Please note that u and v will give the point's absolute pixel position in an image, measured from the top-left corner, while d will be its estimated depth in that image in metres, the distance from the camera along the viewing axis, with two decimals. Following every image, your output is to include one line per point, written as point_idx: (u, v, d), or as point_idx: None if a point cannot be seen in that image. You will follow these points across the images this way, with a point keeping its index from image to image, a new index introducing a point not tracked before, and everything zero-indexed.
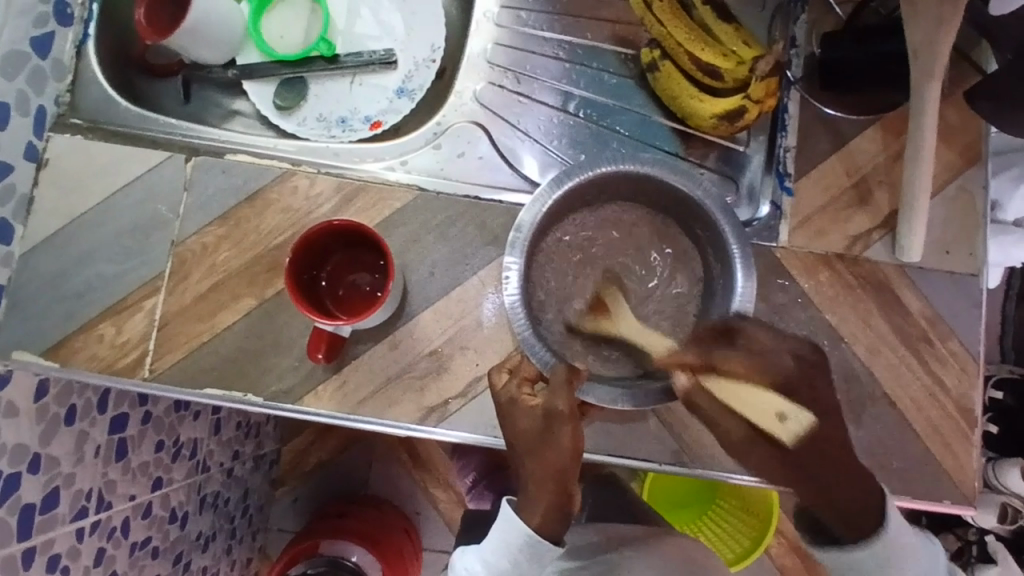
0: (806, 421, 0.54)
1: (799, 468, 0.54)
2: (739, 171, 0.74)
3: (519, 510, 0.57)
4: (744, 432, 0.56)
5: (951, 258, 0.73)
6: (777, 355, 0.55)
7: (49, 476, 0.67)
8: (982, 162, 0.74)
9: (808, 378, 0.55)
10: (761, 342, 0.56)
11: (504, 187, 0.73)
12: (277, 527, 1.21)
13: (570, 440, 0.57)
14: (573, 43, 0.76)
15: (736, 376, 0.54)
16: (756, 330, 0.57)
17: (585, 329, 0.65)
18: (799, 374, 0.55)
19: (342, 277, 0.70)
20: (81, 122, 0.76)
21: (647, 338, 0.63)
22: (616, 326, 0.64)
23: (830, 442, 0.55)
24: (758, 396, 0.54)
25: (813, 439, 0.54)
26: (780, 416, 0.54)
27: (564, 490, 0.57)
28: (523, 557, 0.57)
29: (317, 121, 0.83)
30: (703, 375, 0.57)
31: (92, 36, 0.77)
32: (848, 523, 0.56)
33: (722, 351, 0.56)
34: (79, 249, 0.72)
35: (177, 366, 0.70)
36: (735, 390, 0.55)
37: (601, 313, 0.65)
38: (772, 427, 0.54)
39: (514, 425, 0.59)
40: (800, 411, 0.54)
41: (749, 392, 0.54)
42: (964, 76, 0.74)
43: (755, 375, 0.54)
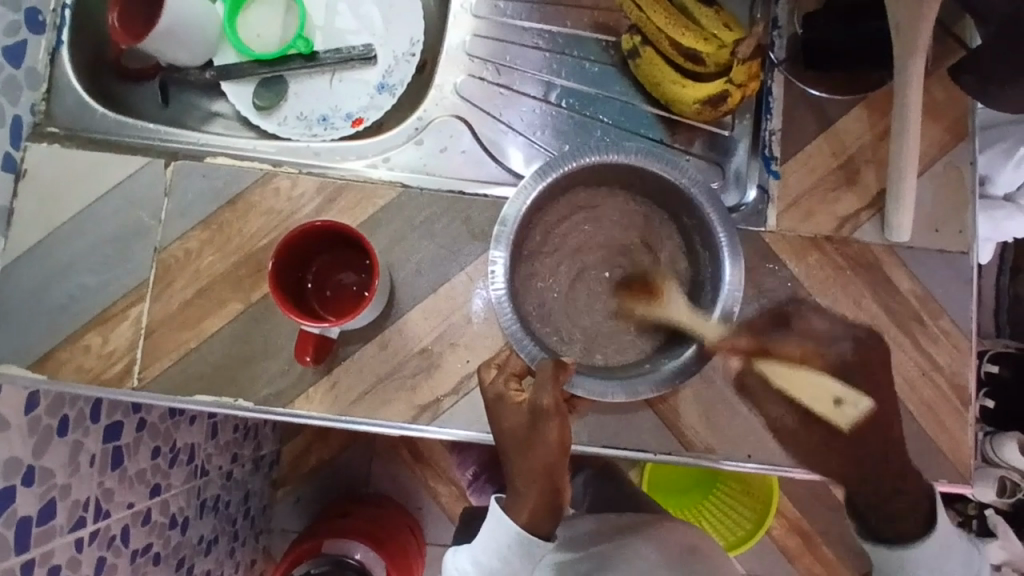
0: (865, 408, 0.66)
1: (853, 449, 0.66)
2: (725, 155, 0.73)
3: (509, 508, 0.58)
4: (795, 420, 0.68)
5: (941, 235, 0.72)
6: (832, 340, 0.69)
7: (44, 488, 0.67)
8: (969, 138, 0.73)
9: (865, 359, 0.68)
10: (813, 328, 0.69)
11: (489, 180, 0.73)
12: (279, 529, 1.21)
13: (557, 436, 0.56)
14: (554, 32, 0.75)
15: (792, 364, 0.68)
16: (813, 317, 0.70)
17: (633, 311, 0.65)
18: (857, 360, 0.68)
19: (329, 277, 0.70)
20: (58, 130, 0.75)
21: (696, 320, 0.64)
22: (666, 308, 0.65)
23: (886, 430, 0.67)
24: (814, 386, 0.68)
25: (875, 421, 0.66)
26: (837, 402, 0.67)
27: (554, 485, 0.57)
28: (514, 554, 0.58)
29: (298, 120, 0.82)
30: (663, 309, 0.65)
31: (65, 43, 0.76)
32: (892, 524, 0.65)
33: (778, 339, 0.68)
34: (61, 259, 0.71)
35: (166, 373, 0.69)
36: (788, 380, 0.68)
37: (653, 297, 0.65)
38: (829, 412, 0.67)
39: (501, 423, 0.59)
40: (858, 400, 0.67)
41: (798, 376, 0.68)
42: (949, 51, 0.74)
43: (812, 364, 0.68)
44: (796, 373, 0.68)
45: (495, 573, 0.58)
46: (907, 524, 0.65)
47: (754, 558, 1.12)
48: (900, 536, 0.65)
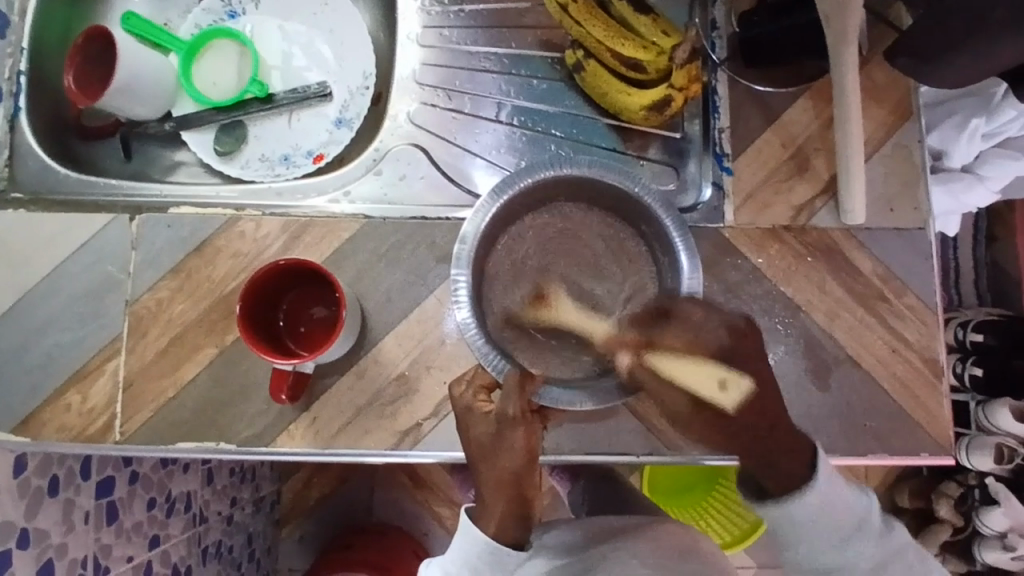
0: (746, 386, 0.54)
1: (744, 433, 0.54)
2: (679, 158, 0.75)
3: (476, 519, 0.59)
4: (687, 404, 0.53)
5: (896, 214, 0.74)
6: (710, 329, 0.55)
7: (40, 549, 0.67)
8: (914, 117, 0.75)
9: (742, 347, 0.55)
10: (691, 318, 0.55)
11: (451, 203, 0.74)
12: (287, 567, 1.20)
13: (524, 443, 0.58)
14: (500, 53, 0.77)
15: (693, 352, 0.53)
16: (690, 304, 0.57)
17: (526, 321, 0.64)
18: (734, 344, 0.54)
19: (298, 313, 0.70)
20: (23, 195, 0.76)
21: (586, 323, 0.61)
22: (557, 315, 0.62)
23: (774, 404, 0.55)
24: (695, 368, 0.52)
25: (753, 406, 0.54)
26: (724, 383, 0.53)
27: (520, 496, 0.58)
28: (485, 564, 0.59)
29: (260, 162, 0.84)
30: (647, 352, 0.55)
31: (23, 108, 0.78)
32: (776, 474, 0.57)
33: (660, 331, 0.55)
34: (35, 321, 0.72)
35: (148, 425, 0.70)
36: (681, 365, 0.53)
37: (543, 304, 0.63)
38: (716, 397, 0.53)
39: (469, 433, 0.60)
40: (739, 377, 0.53)
41: (693, 365, 0.53)
42: (884, 35, 0.76)
43: (700, 351, 0.53)
44: (694, 366, 0.53)
45: None
46: (787, 468, 0.56)
47: (762, 549, 1.12)
48: (777, 485, 0.57)
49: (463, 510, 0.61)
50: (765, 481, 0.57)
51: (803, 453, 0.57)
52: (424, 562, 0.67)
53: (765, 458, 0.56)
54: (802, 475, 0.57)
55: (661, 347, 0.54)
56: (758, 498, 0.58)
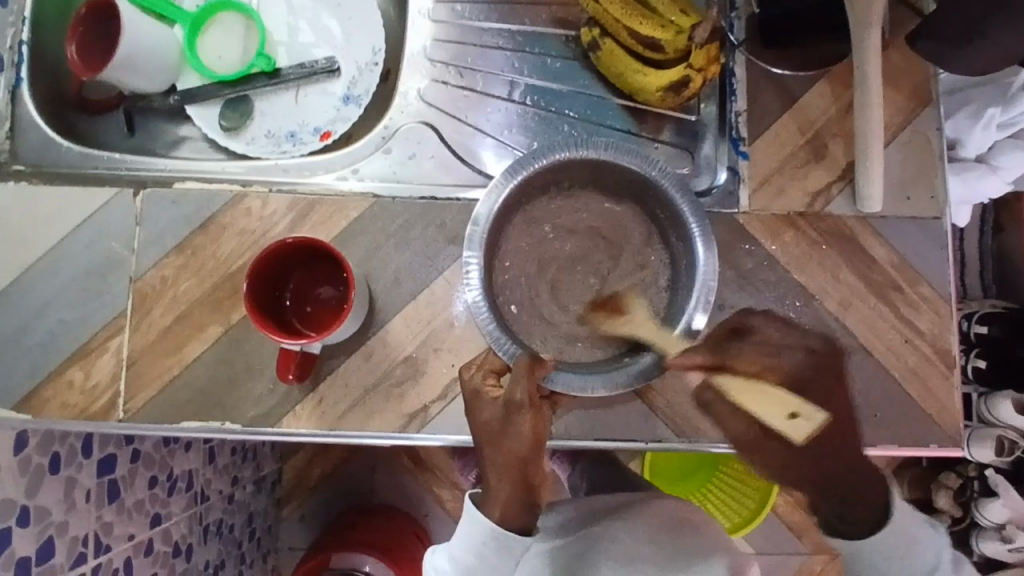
0: (821, 421, 0.57)
1: (810, 465, 0.57)
2: (694, 141, 0.74)
3: (481, 503, 0.59)
4: (754, 433, 0.60)
5: (912, 202, 0.73)
6: (788, 351, 0.59)
7: (41, 527, 0.66)
8: (933, 104, 0.74)
9: (818, 376, 0.59)
10: (772, 340, 0.61)
11: (461, 183, 0.73)
12: (288, 547, 1.20)
13: (529, 430, 0.58)
14: (513, 30, 0.75)
15: (755, 377, 0.59)
16: (771, 328, 0.62)
17: (547, 245, 0.63)
18: (810, 370, 0.59)
19: (306, 293, 0.69)
20: (24, 168, 0.75)
21: (664, 338, 0.62)
22: (633, 327, 0.63)
23: (851, 441, 0.58)
24: (776, 398, 0.58)
25: (836, 439, 0.57)
26: (791, 417, 0.57)
27: (525, 481, 0.58)
28: (490, 549, 0.58)
29: (266, 138, 0.82)
30: (716, 373, 0.62)
31: (24, 79, 0.76)
32: (859, 503, 0.57)
33: (735, 352, 0.61)
34: (37, 297, 0.71)
35: (151, 403, 0.69)
36: (753, 393, 0.59)
37: None
38: (787, 428, 0.57)
39: (477, 417, 0.60)
40: (815, 410, 0.57)
41: (753, 388, 0.59)
42: (905, 19, 0.74)
43: (769, 378, 0.58)
44: (758, 391, 0.58)
45: (472, 568, 0.59)
46: (858, 523, 0.58)
47: (762, 536, 1.12)
48: (852, 527, 0.58)
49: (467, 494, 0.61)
50: (839, 514, 0.58)
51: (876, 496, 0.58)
52: (428, 550, 0.66)
53: (829, 493, 0.57)
54: (879, 516, 0.58)
55: (731, 370, 0.60)
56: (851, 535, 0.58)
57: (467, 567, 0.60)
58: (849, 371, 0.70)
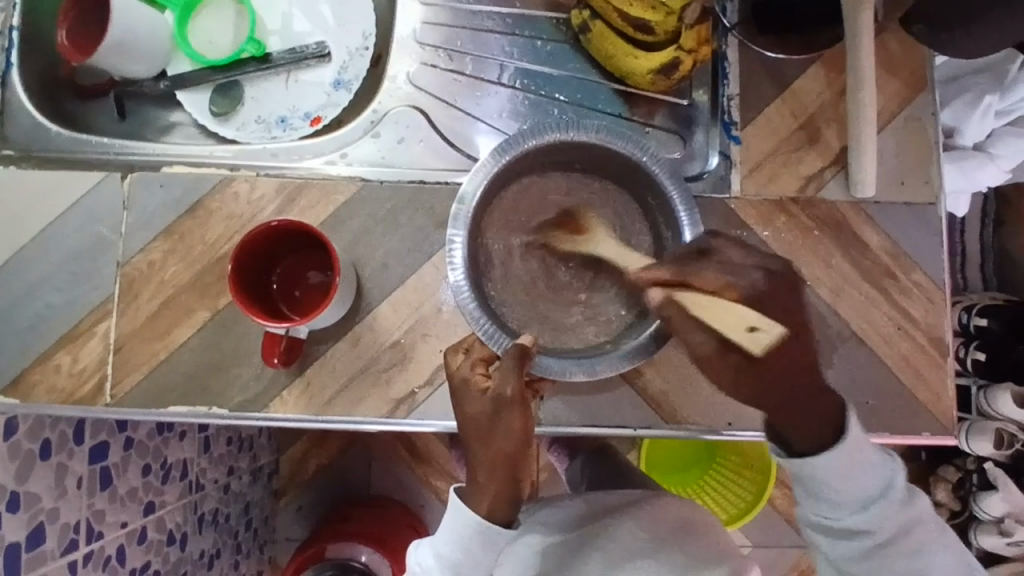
0: (779, 335, 0.49)
1: (759, 371, 0.50)
2: (687, 126, 0.73)
3: (467, 497, 0.57)
4: (708, 345, 0.50)
5: (906, 188, 0.72)
6: (747, 270, 0.51)
7: (32, 513, 0.66)
8: (928, 89, 0.73)
9: (775, 294, 0.50)
10: (732, 260, 0.52)
11: (451, 168, 0.72)
12: (284, 537, 1.20)
13: (519, 426, 0.55)
14: (504, 13, 0.75)
15: (713, 295, 0.50)
16: (734, 250, 0.53)
17: (558, 247, 0.64)
18: (773, 289, 0.50)
19: (294, 277, 0.69)
20: (13, 153, 0.75)
21: (624, 255, 0.59)
22: (593, 242, 0.61)
23: (805, 351, 0.51)
24: (720, 308, 0.49)
25: (785, 351, 0.50)
26: (751, 329, 0.49)
27: (514, 477, 0.56)
28: (475, 543, 0.57)
29: (256, 124, 0.82)
30: (678, 290, 0.51)
31: (14, 64, 0.76)
32: (799, 431, 0.54)
33: (694, 268, 0.51)
34: (25, 282, 0.71)
35: (139, 387, 0.69)
36: (711, 304, 0.49)
37: (579, 231, 0.63)
38: (742, 339, 0.49)
39: (464, 410, 0.57)
40: (768, 330, 0.49)
41: (716, 305, 0.49)
42: (901, 2, 0.73)
43: (732, 293, 0.50)
44: (722, 307, 0.49)
45: (457, 563, 0.58)
46: (805, 434, 0.54)
47: (758, 528, 1.12)
48: (800, 440, 0.55)
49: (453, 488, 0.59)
50: (787, 433, 0.55)
51: (829, 407, 0.54)
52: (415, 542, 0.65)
53: (785, 405, 0.53)
54: (832, 429, 0.54)
55: (693, 285, 0.50)
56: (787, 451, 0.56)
57: (452, 564, 0.58)
58: (841, 358, 0.69)
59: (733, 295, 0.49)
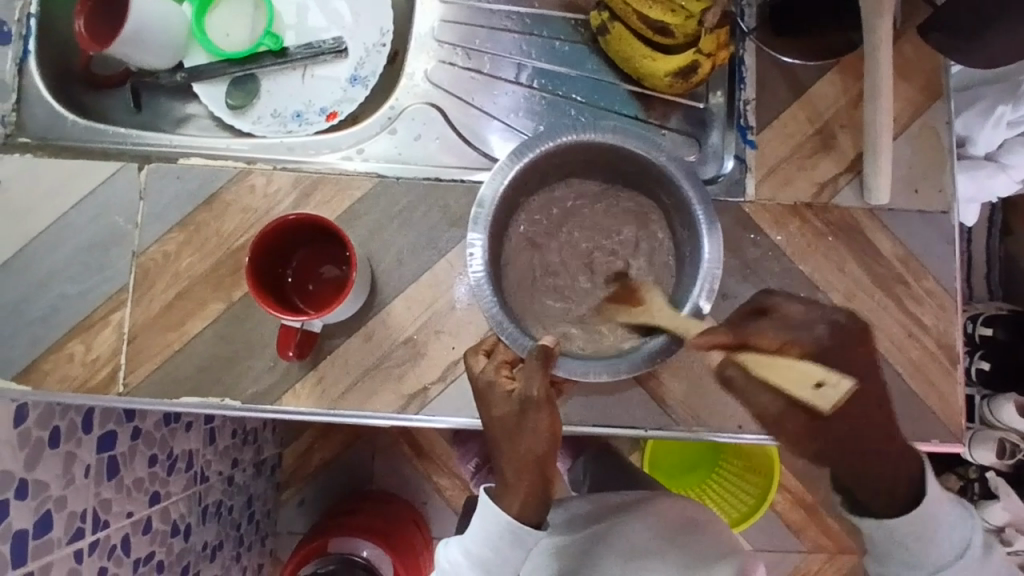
0: (845, 389, 0.58)
1: (840, 431, 0.57)
2: (703, 129, 0.73)
3: (497, 497, 0.57)
4: (777, 405, 0.60)
5: (920, 196, 0.72)
6: (808, 327, 0.60)
7: (39, 500, 0.66)
8: (944, 97, 0.73)
9: (843, 346, 0.59)
10: (792, 316, 0.61)
11: (466, 165, 0.72)
12: (286, 532, 1.20)
13: (547, 427, 0.55)
14: (522, 13, 0.75)
15: (773, 353, 0.60)
16: (788, 304, 0.63)
17: (606, 305, 0.65)
18: (835, 342, 0.59)
19: (309, 271, 0.69)
20: (30, 141, 0.75)
21: (682, 325, 0.61)
22: (651, 316, 0.62)
23: (871, 410, 0.59)
24: (790, 370, 0.59)
25: (852, 412, 0.58)
26: (818, 385, 0.58)
27: (543, 476, 0.57)
28: (505, 541, 0.57)
29: (272, 117, 0.82)
30: (739, 350, 0.61)
31: (31, 52, 0.76)
32: (871, 492, 0.57)
33: (753, 328, 0.61)
34: (39, 270, 0.71)
35: (151, 377, 0.69)
36: (776, 364, 0.59)
37: (633, 303, 0.64)
38: (815, 399, 0.58)
39: (491, 412, 0.57)
40: (840, 380, 0.58)
41: (775, 364, 0.59)
42: (918, 9, 0.73)
43: (791, 350, 0.59)
44: (780, 364, 0.59)
45: (488, 562, 0.58)
46: (890, 500, 0.57)
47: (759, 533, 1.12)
48: (869, 499, 0.58)
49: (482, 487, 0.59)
50: (863, 493, 0.58)
51: (911, 466, 0.57)
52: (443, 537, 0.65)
53: (846, 454, 0.57)
54: (907, 491, 0.57)
55: (752, 346, 0.60)
56: (857, 512, 0.58)
57: (482, 562, 0.58)
58: None
59: (795, 352, 0.59)
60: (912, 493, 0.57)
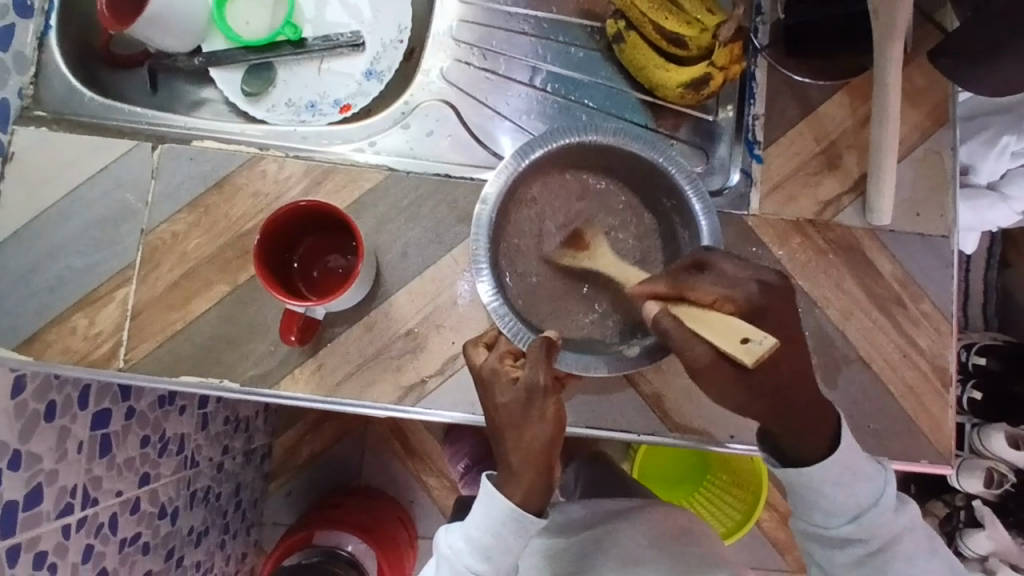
0: (772, 344, 0.45)
1: (758, 378, 0.50)
2: (710, 141, 0.74)
3: (501, 486, 0.57)
4: (708, 356, 0.49)
5: (922, 219, 0.73)
6: (743, 283, 0.52)
7: (31, 473, 0.66)
8: (950, 124, 0.74)
9: (773, 305, 0.51)
10: (729, 272, 0.53)
11: (476, 164, 0.73)
12: (272, 521, 1.20)
13: (554, 415, 0.54)
14: (539, 18, 0.76)
15: (708, 307, 0.50)
16: (728, 262, 0.54)
17: (561, 262, 0.65)
18: (767, 300, 0.51)
19: (315, 259, 0.70)
20: (46, 114, 0.75)
21: (623, 270, 0.61)
22: (594, 258, 0.63)
23: (800, 372, 0.52)
24: (721, 320, 0.48)
25: (772, 359, 0.51)
26: (744, 340, 0.45)
27: (547, 466, 0.56)
28: (507, 530, 0.57)
29: (287, 106, 0.83)
30: (674, 304, 0.51)
31: (53, 27, 0.76)
32: (793, 432, 0.55)
33: (692, 282, 0.52)
34: (48, 242, 0.71)
35: (153, 355, 0.70)
36: (708, 317, 0.49)
37: (580, 247, 0.64)
38: (734, 351, 0.46)
39: (495, 400, 0.56)
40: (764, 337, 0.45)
41: (707, 314, 0.49)
42: (929, 38, 0.75)
43: (727, 305, 0.50)
44: (715, 317, 0.48)
45: (490, 549, 0.57)
46: (805, 445, 0.55)
47: (744, 549, 1.12)
48: (798, 450, 0.56)
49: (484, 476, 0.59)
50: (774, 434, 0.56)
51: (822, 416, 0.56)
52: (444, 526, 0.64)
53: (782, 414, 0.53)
54: (825, 441, 0.56)
55: (690, 297, 0.51)
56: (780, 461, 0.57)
57: (483, 548, 0.58)
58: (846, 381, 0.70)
59: (728, 309, 0.50)
60: (828, 438, 0.56)
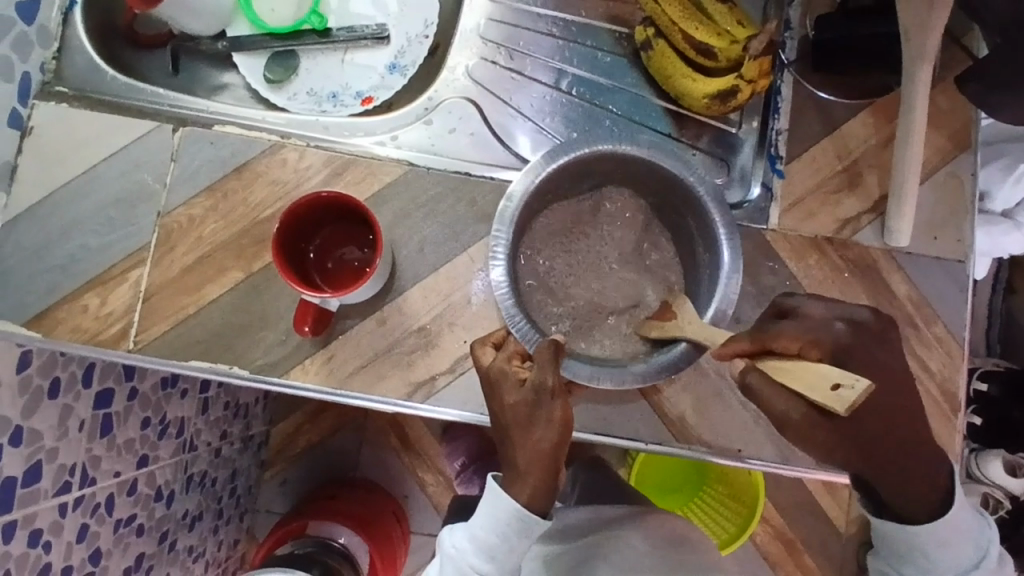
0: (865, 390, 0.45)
1: (859, 430, 0.51)
2: (732, 153, 0.74)
3: (506, 485, 0.56)
4: (799, 413, 0.50)
5: (939, 243, 0.73)
6: (828, 325, 0.52)
7: (31, 450, 0.65)
8: (971, 149, 0.74)
9: (860, 346, 0.51)
10: (814, 315, 0.53)
11: (497, 164, 0.73)
12: (266, 509, 1.20)
13: (561, 416, 0.54)
14: (567, 21, 0.76)
15: (795, 357, 0.50)
16: (807, 300, 0.55)
17: (651, 333, 0.63)
18: (854, 340, 0.52)
19: (330, 251, 0.70)
20: (67, 90, 0.75)
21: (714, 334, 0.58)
22: (681, 331, 0.60)
23: (893, 407, 0.53)
24: (805, 371, 0.47)
25: (869, 406, 0.51)
26: (835, 388, 0.46)
27: (553, 468, 0.55)
28: (513, 531, 0.56)
29: (308, 95, 0.83)
30: (762, 357, 0.52)
31: (79, 3, 0.76)
32: (907, 498, 0.56)
33: (774, 329, 0.51)
34: (62, 219, 0.71)
35: (163, 338, 0.69)
36: (791, 369, 0.49)
37: (667, 318, 0.62)
38: (825, 399, 0.46)
39: (502, 400, 0.56)
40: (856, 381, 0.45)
41: (801, 369, 0.48)
42: (956, 61, 0.75)
43: (815, 351, 0.50)
44: (803, 367, 0.48)
45: (496, 548, 0.57)
46: (918, 502, 0.56)
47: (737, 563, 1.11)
48: (907, 508, 0.57)
49: (490, 477, 0.59)
50: (887, 490, 0.56)
51: (936, 472, 0.56)
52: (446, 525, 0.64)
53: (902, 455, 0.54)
54: (939, 499, 0.57)
55: (775, 351, 0.51)
56: (880, 511, 0.59)
57: (488, 549, 0.58)
58: None
59: (814, 354, 0.50)
60: (943, 494, 0.57)
